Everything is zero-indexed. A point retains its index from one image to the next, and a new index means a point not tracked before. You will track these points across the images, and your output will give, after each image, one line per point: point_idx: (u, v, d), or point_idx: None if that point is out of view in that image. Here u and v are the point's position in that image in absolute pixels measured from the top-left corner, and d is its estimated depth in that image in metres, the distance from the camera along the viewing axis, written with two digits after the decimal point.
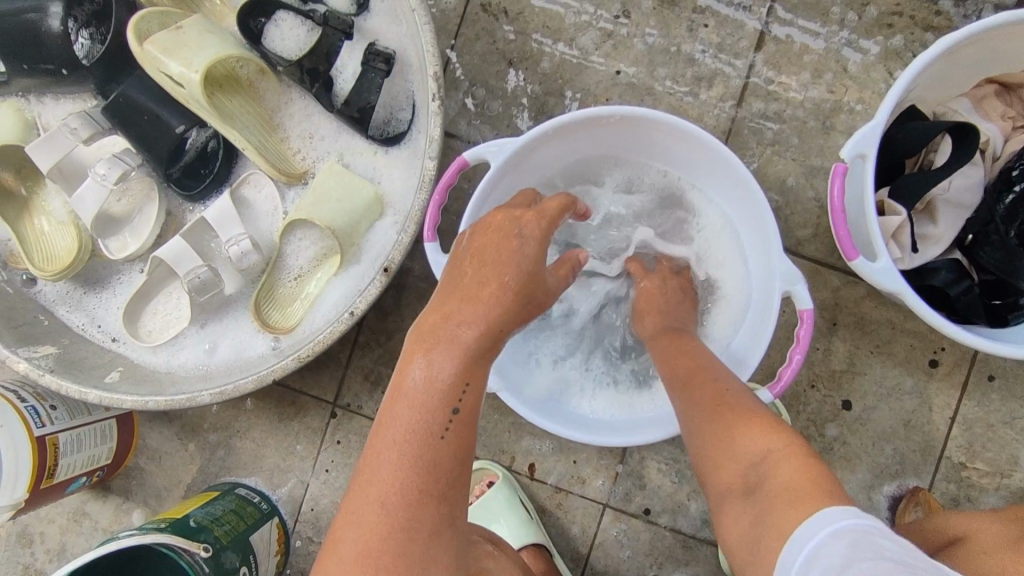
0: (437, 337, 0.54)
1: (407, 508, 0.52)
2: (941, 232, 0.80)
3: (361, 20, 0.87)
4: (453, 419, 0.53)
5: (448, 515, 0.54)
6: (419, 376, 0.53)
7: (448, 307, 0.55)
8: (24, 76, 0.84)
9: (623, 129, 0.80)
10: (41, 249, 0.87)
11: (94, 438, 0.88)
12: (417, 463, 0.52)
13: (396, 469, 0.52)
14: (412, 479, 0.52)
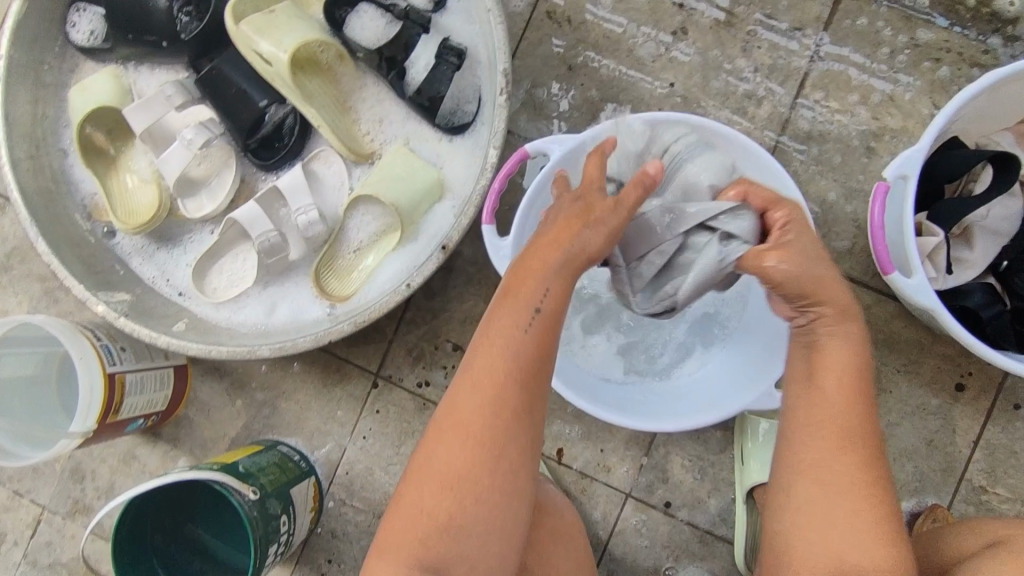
0: (538, 255, 0.60)
1: (496, 410, 0.59)
2: (977, 257, 0.83)
3: (436, 16, 0.93)
4: (538, 316, 0.59)
5: (528, 401, 0.60)
6: (530, 297, 0.59)
7: (553, 230, 0.61)
8: (126, 45, 0.92)
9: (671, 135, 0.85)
10: (124, 204, 0.94)
11: (154, 384, 0.94)
12: (515, 370, 0.59)
13: (494, 372, 0.59)
14: (504, 369, 0.59)
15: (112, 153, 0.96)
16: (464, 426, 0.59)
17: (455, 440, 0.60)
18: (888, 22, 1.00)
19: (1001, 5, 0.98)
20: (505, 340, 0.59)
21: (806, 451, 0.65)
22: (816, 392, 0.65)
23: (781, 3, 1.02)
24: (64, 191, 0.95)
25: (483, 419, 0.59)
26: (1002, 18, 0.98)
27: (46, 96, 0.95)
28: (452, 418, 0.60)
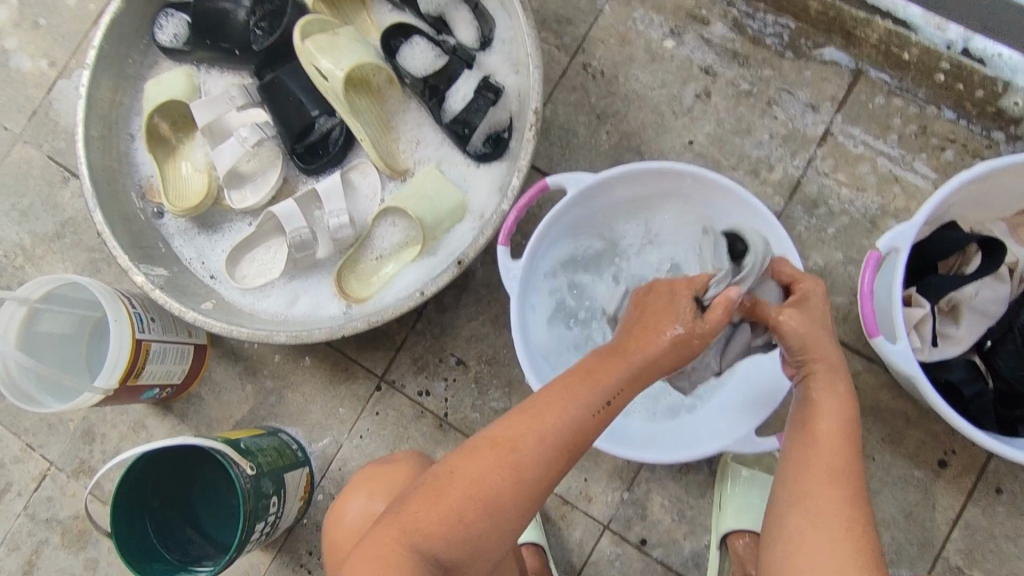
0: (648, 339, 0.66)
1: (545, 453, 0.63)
2: (962, 334, 0.88)
3: (481, 55, 1.02)
4: (600, 411, 0.64)
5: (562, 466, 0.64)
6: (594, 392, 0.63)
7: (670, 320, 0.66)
8: (204, 50, 1.02)
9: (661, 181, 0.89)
10: (176, 189, 1.03)
11: (175, 357, 1.01)
12: (556, 441, 0.62)
13: (540, 434, 0.62)
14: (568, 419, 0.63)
15: (174, 142, 1.05)
16: (494, 467, 0.62)
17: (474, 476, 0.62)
18: (898, 110, 1.08)
19: (1007, 104, 1.05)
20: (548, 415, 0.63)
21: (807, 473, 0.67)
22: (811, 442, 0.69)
23: (800, 81, 1.10)
24: (125, 171, 1.04)
25: (508, 468, 0.62)
26: (1006, 117, 1.06)
27: (125, 86, 1.06)
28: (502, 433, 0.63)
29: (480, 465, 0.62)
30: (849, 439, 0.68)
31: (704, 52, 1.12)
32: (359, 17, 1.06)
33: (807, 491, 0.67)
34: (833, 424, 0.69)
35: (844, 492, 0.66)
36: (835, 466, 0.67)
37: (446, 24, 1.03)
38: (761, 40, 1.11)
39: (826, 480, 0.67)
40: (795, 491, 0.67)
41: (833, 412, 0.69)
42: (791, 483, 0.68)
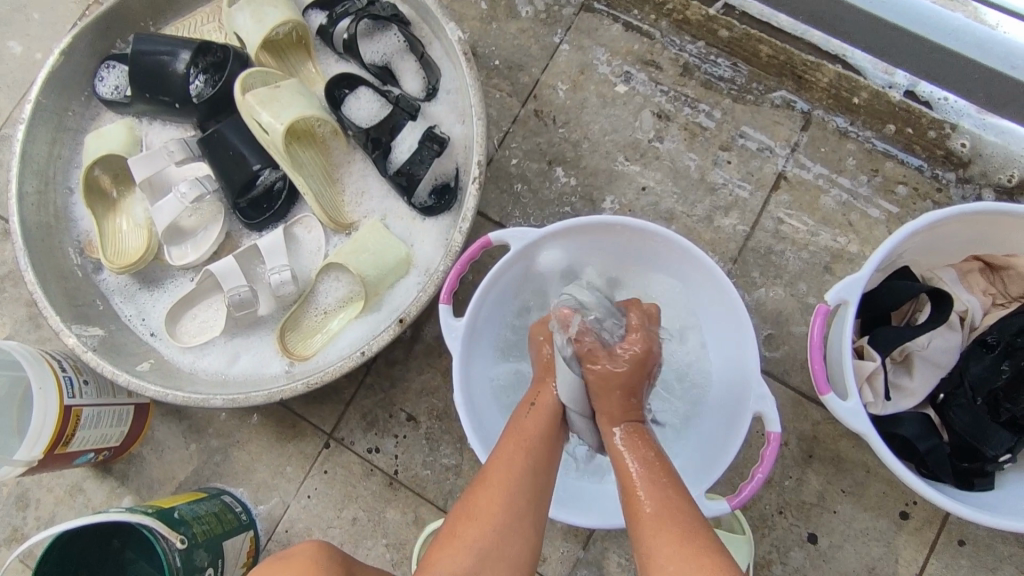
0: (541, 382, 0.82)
1: (515, 459, 0.71)
2: (916, 386, 0.86)
3: (426, 105, 1.02)
4: (530, 414, 0.78)
5: (535, 468, 0.72)
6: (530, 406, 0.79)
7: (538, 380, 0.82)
8: (144, 102, 1.01)
9: (616, 243, 0.89)
10: (114, 244, 1.00)
11: (111, 419, 0.97)
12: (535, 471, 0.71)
13: (526, 432, 0.75)
14: (533, 434, 0.75)
15: (114, 196, 1.02)
16: (502, 470, 0.70)
17: (499, 480, 0.69)
18: (852, 152, 1.07)
19: (954, 145, 1.05)
20: (532, 413, 0.78)
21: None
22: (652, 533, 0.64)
23: (751, 125, 1.10)
24: (62, 226, 1.01)
25: (514, 470, 0.70)
26: (956, 158, 1.05)
27: (64, 139, 1.03)
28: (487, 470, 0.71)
29: (503, 469, 0.70)
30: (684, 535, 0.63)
31: (657, 96, 1.11)
32: (305, 69, 1.06)
33: (668, 558, 0.61)
34: (652, 481, 0.69)
35: (683, 535, 0.63)
36: (666, 508, 0.66)
37: (391, 73, 1.03)
38: (714, 84, 1.11)
39: (669, 532, 0.64)
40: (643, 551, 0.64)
41: (652, 467, 0.71)
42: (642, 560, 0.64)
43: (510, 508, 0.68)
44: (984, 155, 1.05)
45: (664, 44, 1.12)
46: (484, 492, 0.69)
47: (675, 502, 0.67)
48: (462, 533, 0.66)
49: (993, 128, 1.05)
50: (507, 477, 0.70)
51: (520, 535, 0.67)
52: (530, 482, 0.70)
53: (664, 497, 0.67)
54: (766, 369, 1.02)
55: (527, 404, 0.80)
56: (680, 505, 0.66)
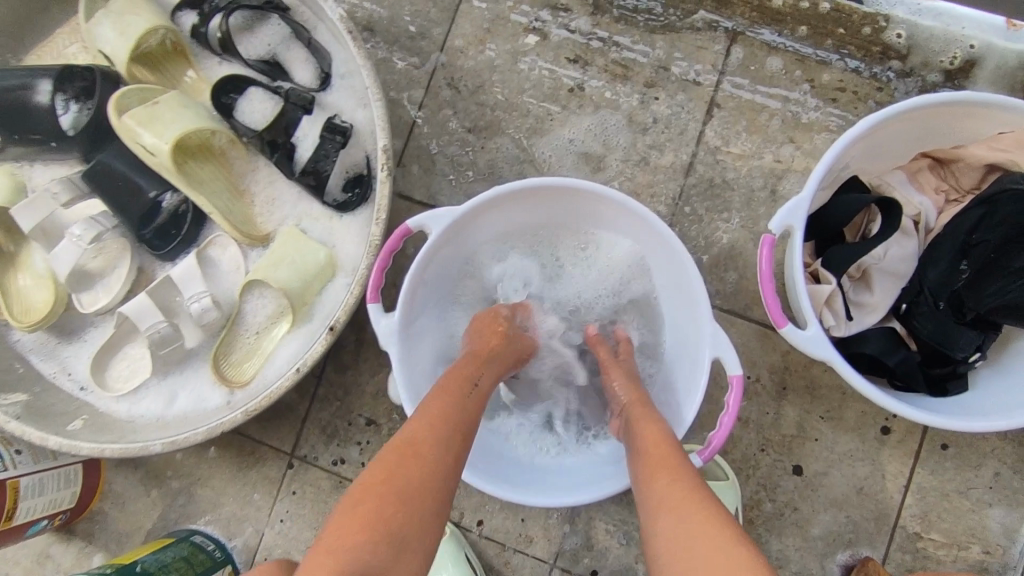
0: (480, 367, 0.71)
1: (455, 422, 0.62)
2: (878, 300, 0.81)
3: (322, 94, 0.94)
4: (438, 423, 0.60)
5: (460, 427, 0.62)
6: (430, 407, 0.62)
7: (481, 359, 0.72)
8: (15, 144, 0.91)
9: (594, 212, 0.84)
10: (20, 301, 0.92)
11: (57, 483, 0.92)
12: (459, 423, 0.62)
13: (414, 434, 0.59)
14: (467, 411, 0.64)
15: (12, 249, 0.94)
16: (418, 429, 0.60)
17: (436, 417, 0.61)
18: (785, 64, 0.99)
19: (890, 38, 0.97)
20: (465, 380, 0.67)
21: (656, 493, 0.59)
22: (666, 469, 0.61)
23: (675, 53, 1.01)
24: None
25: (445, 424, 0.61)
26: (894, 52, 0.97)
27: None
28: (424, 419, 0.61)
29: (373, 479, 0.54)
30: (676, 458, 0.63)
31: (570, 40, 1.03)
32: (186, 77, 0.96)
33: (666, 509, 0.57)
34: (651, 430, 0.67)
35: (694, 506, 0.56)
36: (680, 483, 0.59)
37: (279, 65, 0.94)
38: (628, 17, 1.02)
39: (675, 493, 0.58)
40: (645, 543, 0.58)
41: (646, 419, 0.69)
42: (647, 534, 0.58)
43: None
44: (922, 43, 0.97)
45: None
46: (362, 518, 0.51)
47: (672, 473, 0.61)
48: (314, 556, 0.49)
49: (929, 12, 0.96)
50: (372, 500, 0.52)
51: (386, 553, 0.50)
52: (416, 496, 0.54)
53: (659, 479, 0.61)
54: (727, 307, 0.97)
55: (435, 394, 0.65)
56: (677, 456, 0.63)
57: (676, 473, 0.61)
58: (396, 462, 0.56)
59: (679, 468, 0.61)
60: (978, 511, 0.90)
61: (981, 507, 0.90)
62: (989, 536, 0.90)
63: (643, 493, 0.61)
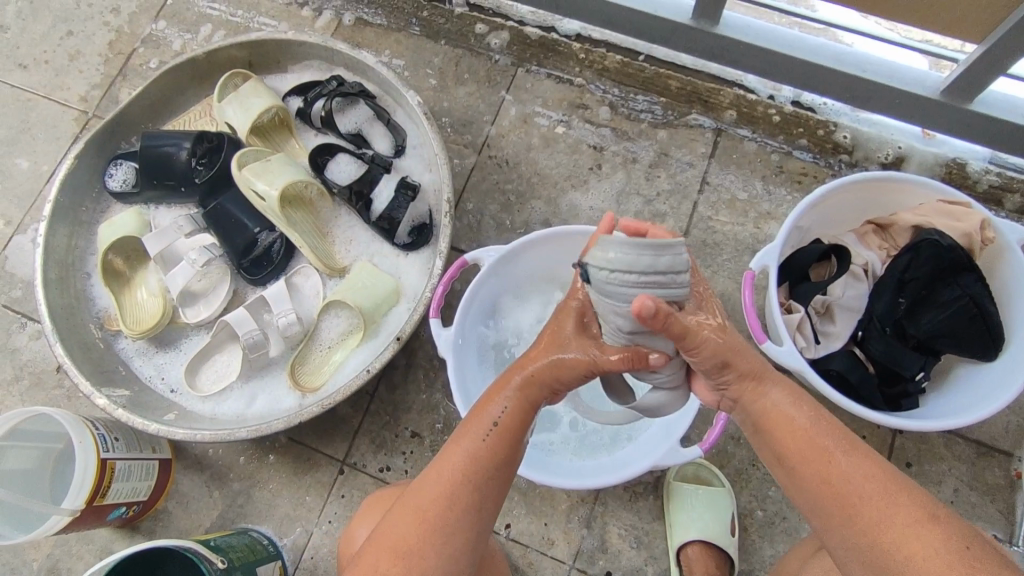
0: (539, 380, 0.75)
1: (511, 426, 0.73)
2: (839, 329, 1.02)
3: (396, 161, 1.20)
4: (496, 427, 0.72)
5: (518, 429, 0.73)
6: (494, 406, 0.73)
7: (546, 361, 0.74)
8: (151, 189, 1.15)
9: None
10: (133, 315, 1.11)
11: (140, 473, 1.06)
12: (517, 427, 0.73)
13: (472, 437, 0.72)
14: (520, 415, 0.74)
15: (128, 275, 1.14)
16: (476, 431, 0.72)
17: (498, 424, 0.72)
18: (758, 155, 1.26)
19: (839, 138, 1.25)
20: (529, 386, 0.75)
21: (869, 503, 0.66)
22: (869, 479, 0.67)
23: (673, 143, 1.28)
24: (83, 305, 1.13)
25: (503, 429, 0.72)
26: (843, 148, 1.25)
27: (79, 231, 1.16)
28: (481, 416, 0.74)
29: (439, 471, 0.71)
30: (863, 465, 0.68)
31: (590, 132, 1.30)
32: (289, 144, 1.23)
33: (877, 520, 0.65)
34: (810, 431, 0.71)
35: (943, 554, 0.61)
36: (917, 525, 0.63)
37: (363, 138, 1.20)
38: (635, 115, 1.30)
39: (881, 505, 0.65)
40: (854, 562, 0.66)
41: (805, 421, 0.72)
42: (878, 555, 0.64)
43: (428, 557, 0.68)
44: (863, 142, 1.24)
45: (590, 89, 1.32)
46: (418, 517, 0.69)
47: (890, 513, 0.65)
48: (399, 526, 0.69)
49: (866, 121, 1.25)
50: (434, 487, 0.70)
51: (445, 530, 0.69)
52: (469, 490, 0.70)
53: (869, 508, 0.66)
54: None
55: (484, 396, 0.76)
56: (868, 466, 0.68)
57: (896, 512, 0.65)
58: (459, 459, 0.71)
59: (886, 480, 0.67)
60: None
61: None
62: None
63: (811, 497, 0.69)
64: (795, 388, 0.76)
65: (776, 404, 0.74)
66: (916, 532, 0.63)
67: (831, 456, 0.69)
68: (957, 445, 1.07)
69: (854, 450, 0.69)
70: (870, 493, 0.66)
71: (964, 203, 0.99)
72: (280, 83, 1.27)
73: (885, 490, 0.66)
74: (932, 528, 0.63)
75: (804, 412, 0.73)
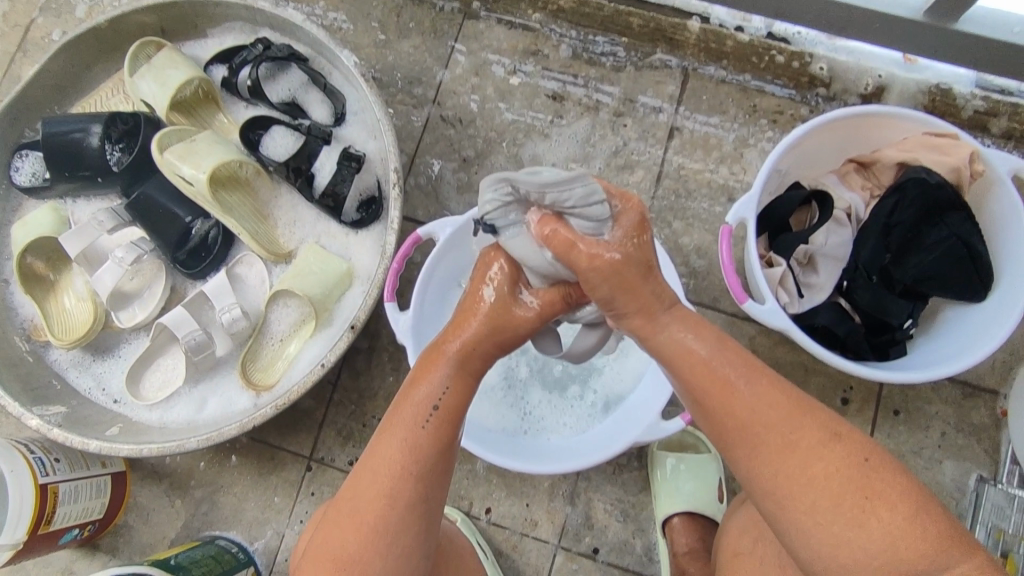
0: (475, 356, 0.65)
1: (449, 412, 0.64)
2: (823, 280, 0.96)
3: (337, 129, 1.09)
4: (435, 412, 0.63)
5: (458, 411, 0.64)
6: (431, 388, 0.63)
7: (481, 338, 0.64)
8: (65, 181, 1.03)
9: None
10: (62, 323, 1.02)
11: (89, 492, 0.98)
12: (456, 410, 0.64)
13: (404, 427, 0.63)
14: (461, 398, 0.64)
15: (52, 278, 1.04)
16: (408, 421, 0.63)
17: (436, 411, 0.63)
18: (729, 95, 1.17)
19: (815, 69, 1.16)
20: (466, 360, 0.64)
21: (777, 438, 0.59)
22: (772, 398, 0.60)
23: (638, 88, 1.18)
24: (4, 316, 1.02)
25: (440, 415, 0.63)
26: (819, 81, 1.16)
27: None
28: (412, 401, 0.64)
29: (371, 470, 0.63)
30: (772, 390, 0.60)
31: (548, 80, 1.20)
32: (217, 120, 1.10)
33: (783, 455, 0.59)
34: (710, 359, 0.62)
35: (849, 480, 0.57)
36: (833, 466, 0.58)
37: (299, 106, 1.09)
38: (596, 59, 1.20)
39: (794, 437, 0.59)
40: (766, 505, 0.60)
41: (713, 343, 0.63)
42: (790, 495, 0.58)
43: (373, 563, 0.62)
44: (841, 73, 1.16)
45: (545, 33, 1.20)
46: (359, 520, 0.62)
47: (805, 456, 0.58)
48: (340, 532, 0.63)
49: (843, 50, 1.16)
50: (370, 489, 0.62)
51: (386, 535, 0.62)
52: (409, 487, 0.62)
53: (784, 449, 0.59)
54: (698, 300, 1.10)
55: (418, 371, 0.65)
56: (778, 395, 0.60)
57: (813, 455, 0.58)
58: (392, 452, 0.63)
59: (799, 408, 0.60)
60: (932, 468, 1.01)
61: (933, 464, 1.01)
62: (945, 491, 1.01)
63: (717, 435, 0.63)
64: (693, 316, 0.65)
65: (670, 336, 0.63)
66: (830, 469, 0.58)
67: (724, 386, 0.61)
68: (944, 388, 1.03)
69: (761, 376, 0.61)
70: (769, 418, 0.59)
71: (951, 134, 0.91)
72: (198, 50, 1.13)
73: (791, 416, 0.59)
74: (850, 460, 0.58)
75: (708, 343, 0.62)
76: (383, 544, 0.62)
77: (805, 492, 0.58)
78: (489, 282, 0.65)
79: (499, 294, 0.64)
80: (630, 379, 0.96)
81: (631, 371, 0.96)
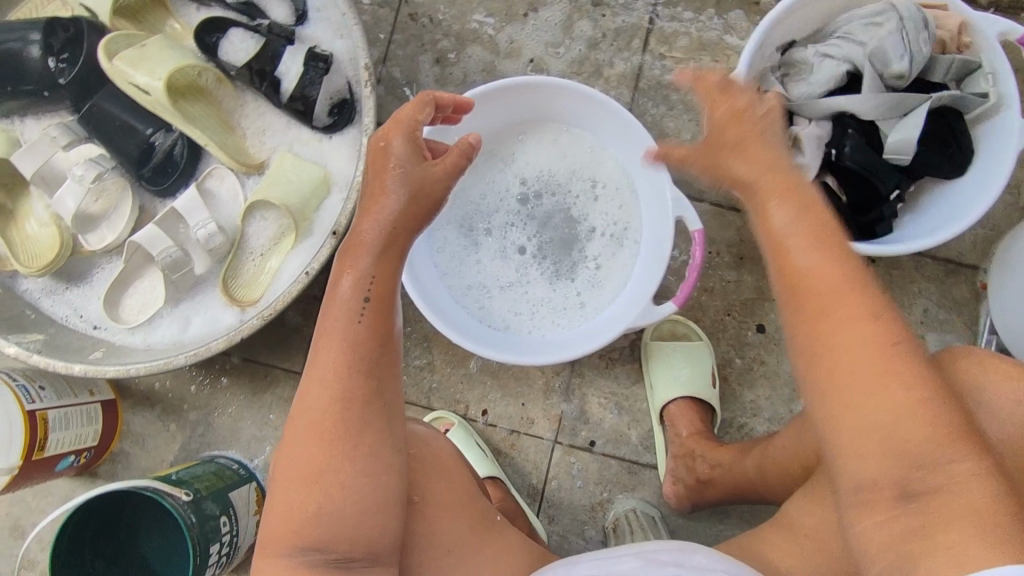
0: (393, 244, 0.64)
1: (375, 301, 0.62)
2: (809, 159, 0.91)
3: (300, 29, 1.01)
4: (366, 301, 0.61)
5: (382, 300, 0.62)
6: (353, 278, 0.62)
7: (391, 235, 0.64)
8: (9, 97, 0.97)
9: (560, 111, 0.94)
10: (27, 249, 0.97)
11: (80, 420, 0.96)
12: (382, 298, 0.62)
13: (337, 326, 0.61)
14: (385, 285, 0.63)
15: (11, 206, 0.99)
16: (341, 320, 0.61)
17: (363, 301, 0.62)
18: None
19: None
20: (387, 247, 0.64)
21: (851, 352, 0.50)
22: (849, 319, 0.51)
23: None
24: None
25: (368, 304, 0.62)
26: None
27: None
28: (337, 300, 0.62)
29: (318, 376, 0.61)
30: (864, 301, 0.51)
31: None
32: (167, 26, 1.02)
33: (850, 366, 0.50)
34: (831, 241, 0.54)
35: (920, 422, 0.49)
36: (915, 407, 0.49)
37: (256, 6, 1.00)
38: None
39: (866, 350, 0.50)
40: (816, 357, 0.52)
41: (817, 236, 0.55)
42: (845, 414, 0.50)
43: (343, 468, 0.59)
44: None
45: None
46: (316, 429, 0.59)
47: (896, 354, 0.49)
48: (298, 446, 0.60)
49: None
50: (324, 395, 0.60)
51: (348, 436, 0.59)
52: (357, 382, 0.60)
53: (888, 350, 0.49)
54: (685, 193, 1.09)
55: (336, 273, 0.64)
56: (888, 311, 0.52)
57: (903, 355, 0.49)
58: (334, 354, 0.60)
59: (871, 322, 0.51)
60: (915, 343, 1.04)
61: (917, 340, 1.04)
62: None
63: (808, 335, 0.53)
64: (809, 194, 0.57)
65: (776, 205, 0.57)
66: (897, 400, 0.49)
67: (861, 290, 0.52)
68: (927, 266, 1.05)
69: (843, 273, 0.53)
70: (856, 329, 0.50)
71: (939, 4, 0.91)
72: None
73: (873, 346, 0.50)
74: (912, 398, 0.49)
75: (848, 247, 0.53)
76: (348, 445, 0.59)
77: (856, 415, 0.50)
78: (393, 168, 0.65)
79: (407, 175, 0.64)
80: (619, 274, 0.95)
81: (623, 262, 0.95)
